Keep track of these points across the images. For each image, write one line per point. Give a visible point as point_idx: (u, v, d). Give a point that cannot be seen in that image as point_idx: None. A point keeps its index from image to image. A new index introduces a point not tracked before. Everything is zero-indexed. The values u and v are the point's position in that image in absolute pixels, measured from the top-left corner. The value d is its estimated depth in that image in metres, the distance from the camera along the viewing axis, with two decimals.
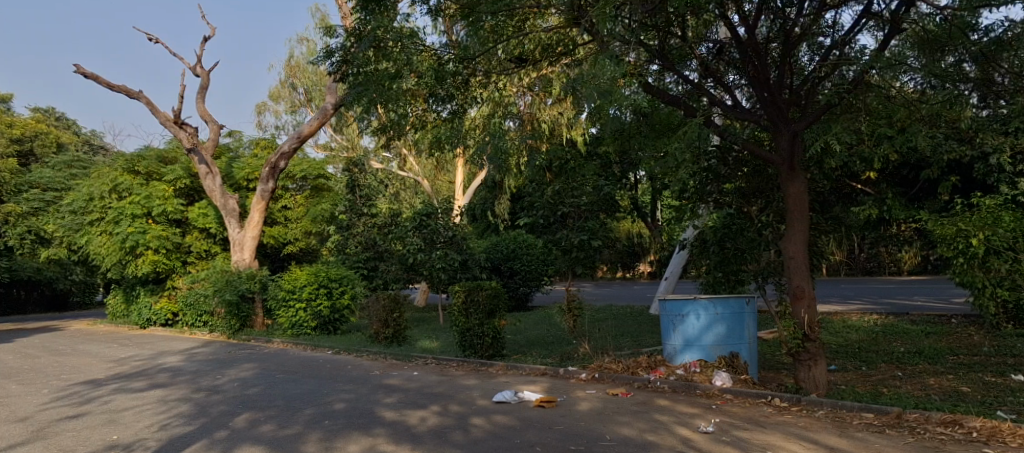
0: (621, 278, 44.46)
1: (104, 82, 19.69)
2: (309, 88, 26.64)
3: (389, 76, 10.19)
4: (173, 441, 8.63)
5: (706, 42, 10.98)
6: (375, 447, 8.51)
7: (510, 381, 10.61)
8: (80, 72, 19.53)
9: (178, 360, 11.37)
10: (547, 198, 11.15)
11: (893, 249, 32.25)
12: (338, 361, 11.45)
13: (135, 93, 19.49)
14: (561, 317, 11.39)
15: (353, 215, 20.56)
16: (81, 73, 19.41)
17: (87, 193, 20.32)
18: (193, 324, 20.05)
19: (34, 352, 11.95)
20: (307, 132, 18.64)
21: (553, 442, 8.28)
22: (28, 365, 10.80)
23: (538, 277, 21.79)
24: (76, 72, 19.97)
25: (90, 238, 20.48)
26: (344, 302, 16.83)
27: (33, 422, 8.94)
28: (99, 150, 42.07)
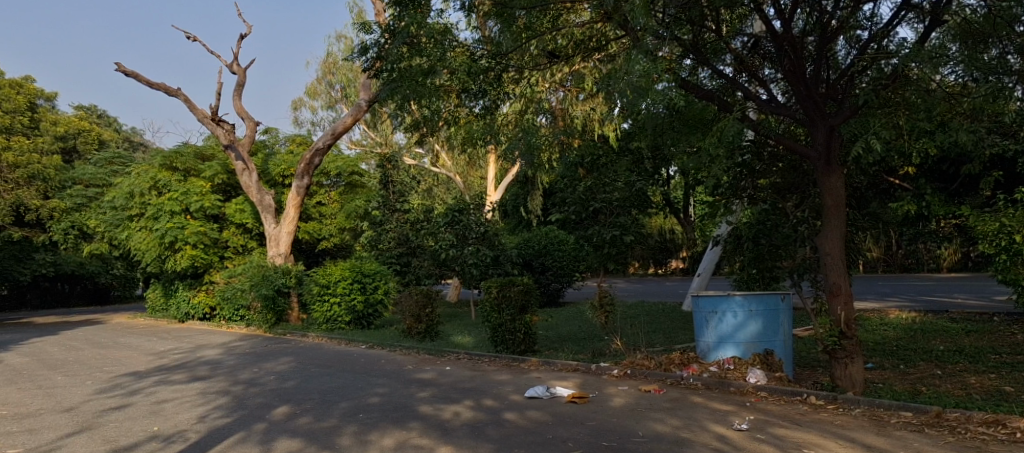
0: (652, 273, 44.14)
1: (144, 79, 20.03)
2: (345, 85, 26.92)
3: (423, 72, 10.26)
4: (212, 435, 8.86)
5: (741, 36, 10.87)
6: (409, 441, 8.62)
7: (542, 377, 10.61)
8: (121, 69, 19.76)
9: (217, 353, 11.54)
10: (578, 193, 11.07)
11: (933, 244, 31.53)
12: (372, 356, 11.54)
13: (174, 91, 19.74)
14: (592, 313, 11.30)
15: (385, 210, 19.55)
16: (122, 69, 19.68)
17: (128, 189, 20.71)
18: (231, 317, 20.36)
19: (77, 345, 12.22)
20: (341, 129, 18.81)
21: (584, 438, 8.31)
22: (73, 358, 11.04)
23: (570, 273, 21.78)
24: (116, 69, 20.21)
25: (131, 234, 20.92)
26: (378, 297, 16.95)
27: (79, 413, 9.23)
28: (138, 147, 42.89)
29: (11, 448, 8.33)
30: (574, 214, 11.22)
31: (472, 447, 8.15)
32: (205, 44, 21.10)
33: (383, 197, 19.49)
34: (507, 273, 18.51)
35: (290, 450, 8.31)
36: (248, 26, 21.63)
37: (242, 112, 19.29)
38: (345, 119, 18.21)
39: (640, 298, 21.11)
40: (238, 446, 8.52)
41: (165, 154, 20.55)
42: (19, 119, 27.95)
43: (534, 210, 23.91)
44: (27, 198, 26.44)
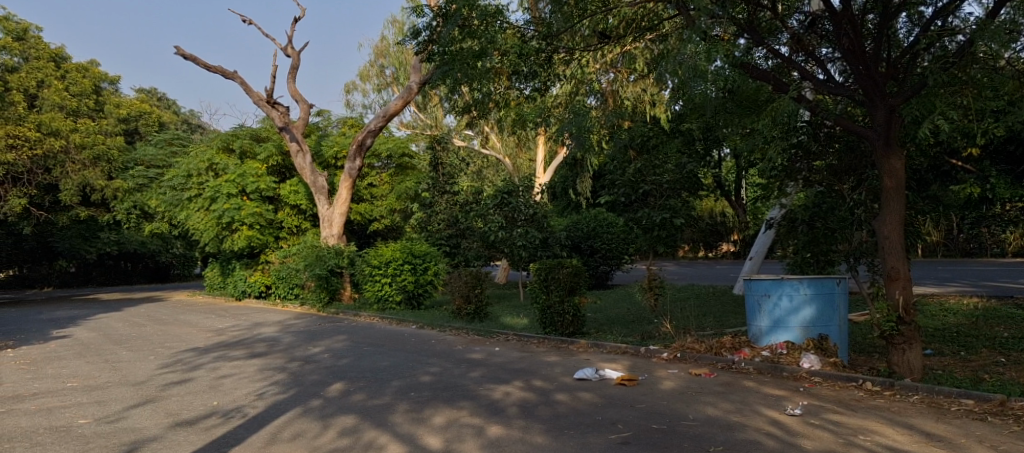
0: (702, 256, 43.73)
1: (201, 63, 20.30)
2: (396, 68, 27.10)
3: (474, 54, 10.27)
4: (268, 411, 9.11)
5: (798, 15, 10.64)
6: (460, 420, 8.72)
7: (591, 359, 10.60)
8: (180, 53, 20.11)
9: (274, 331, 11.80)
10: (628, 175, 10.90)
11: (998, 228, 30.47)
12: (423, 335, 11.66)
13: (231, 74, 20.08)
14: (641, 295, 11.20)
15: (434, 191, 20.04)
16: (181, 54, 20.03)
17: (187, 170, 21.23)
18: (286, 296, 20.63)
19: (141, 321, 12.60)
20: (392, 111, 18.90)
21: (634, 420, 8.30)
22: (136, 333, 11.40)
23: (618, 256, 21.63)
24: (177, 54, 20.52)
25: (189, 215, 21.34)
26: (428, 278, 17.03)
27: (144, 387, 9.58)
28: (196, 128, 43.93)
29: (82, 418, 8.75)
30: (624, 195, 11.07)
31: (522, 427, 8.21)
32: (260, 28, 21.39)
33: (433, 179, 20.00)
34: (556, 255, 18.41)
35: (346, 427, 8.50)
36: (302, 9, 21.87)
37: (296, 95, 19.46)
38: (396, 102, 18.26)
39: (691, 282, 20.88)
40: (294, 421, 8.75)
41: (223, 136, 21.13)
42: (85, 102, 28.19)
43: (583, 192, 23.14)
44: (94, 179, 26.84)
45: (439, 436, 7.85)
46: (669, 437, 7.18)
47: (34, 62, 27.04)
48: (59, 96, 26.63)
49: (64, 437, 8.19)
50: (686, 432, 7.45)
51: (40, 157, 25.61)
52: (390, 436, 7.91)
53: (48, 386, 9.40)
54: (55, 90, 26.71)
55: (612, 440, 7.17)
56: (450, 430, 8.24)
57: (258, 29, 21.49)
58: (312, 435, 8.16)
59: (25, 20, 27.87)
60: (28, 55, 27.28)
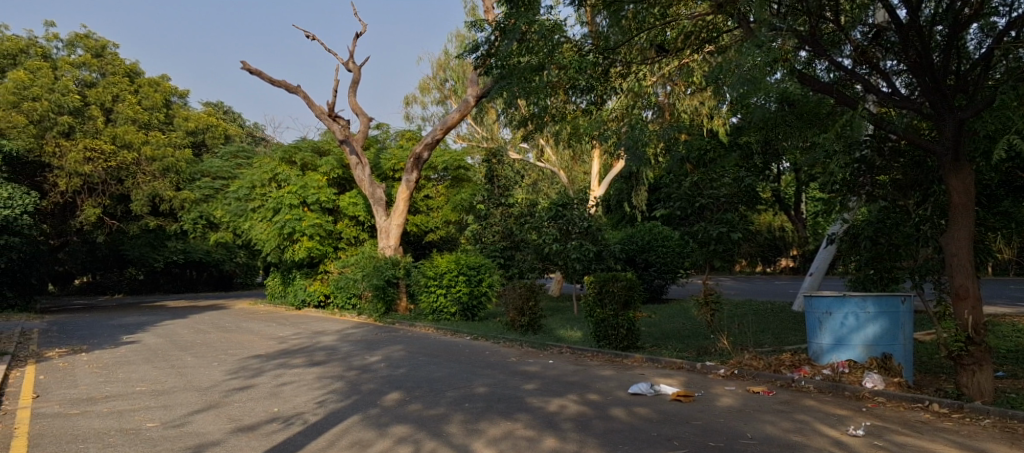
0: (760, 272, 43.25)
1: (266, 77, 20.88)
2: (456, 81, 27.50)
3: (532, 69, 10.43)
4: (327, 418, 9.27)
5: (862, 27, 10.49)
6: (514, 432, 8.74)
7: (646, 374, 10.52)
8: (245, 68, 20.69)
9: (333, 340, 12.00)
10: (684, 189, 10.75)
11: None
12: (478, 347, 11.72)
13: (295, 88, 20.55)
14: (697, 310, 11.05)
15: (490, 203, 20.31)
16: (247, 69, 20.62)
17: (252, 181, 21.82)
18: (343, 306, 20.85)
19: (206, 329, 12.96)
20: (450, 123, 19.05)
21: (691, 437, 8.19)
22: (201, 340, 11.72)
23: (673, 269, 21.44)
24: (244, 68, 21.26)
25: (252, 225, 21.94)
26: (482, 289, 17.09)
27: (209, 393, 9.85)
28: (260, 140, 45.08)
29: (150, 421, 9.03)
30: (679, 209, 10.89)
31: (578, 441, 8.19)
32: (322, 43, 21.86)
33: (488, 191, 20.29)
34: (610, 267, 18.37)
35: (401, 436, 8.58)
36: (364, 24, 22.31)
37: (356, 109, 19.80)
38: (453, 115, 18.41)
39: (746, 297, 20.72)
40: (352, 429, 8.87)
41: (285, 148, 21.60)
42: (156, 115, 29.15)
43: (638, 205, 22.86)
44: (163, 190, 27.67)
45: (494, 448, 7.85)
46: None
47: (110, 77, 28.16)
48: (132, 110, 27.56)
49: (134, 439, 8.46)
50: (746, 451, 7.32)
51: (114, 168, 26.73)
52: (447, 447, 7.95)
53: (119, 390, 9.73)
54: (130, 105, 27.72)
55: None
56: (504, 442, 8.23)
57: (320, 44, 21.96)
58: (369, 443, 8.26)
59: (105, 39, 29.37)
60: (105, 71, 28.52)
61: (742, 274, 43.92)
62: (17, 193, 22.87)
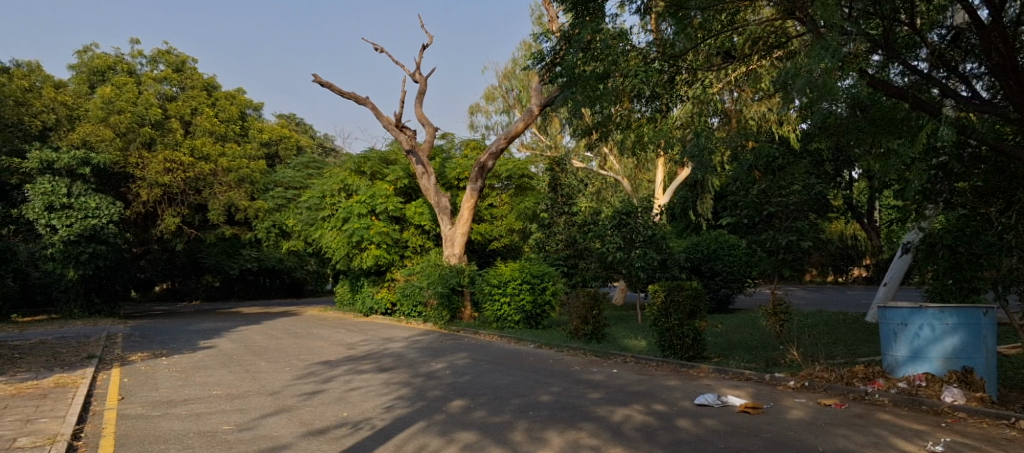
0: (831, 282, 42.23)
1: (336, 89, 21.30)
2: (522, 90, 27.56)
3: (597, 76, 10.42)
4: (395, 424, 9.41)
5: (939, 29, 10.17)
6: (579, 441, 8.70)
7: (713, 385, 10.37)
8: (318, 81, 21.32)
9: (400, 347, 12.18)
10: (751, 196, 10.61)
11: None
12: (542, 355, 11.75)
13: (364, 99, 20.99)
14: (765, 320, 10.89)
15: (552, 212, 19.95)
16: (319, 81, 21.24)
17: (322, 191, 22.53)
18: (410, 313, 21.21)
19: (278, 334, 13.32)
20: (514, 133, 19.01)
21: (760, 450, 7.99)
22: (274, 346, 12.06)
23: (740, 279, 20.96)
24: (313, 81, 21.93)
25: (323, 233, 22.53)
26: (546, 298, 17.09)
27: (280, 397, 10.10)
28: (329, 151, 46.30)
29: (226, 424, 9.31)
30: (746, 217, 10.78)
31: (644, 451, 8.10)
32: (391, 56, 22.36)
33: (551, 200, 19.87)
34: (675, 276, 18.15)
35: (468, 443, 8.64)
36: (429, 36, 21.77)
37: (423, 119, 19.97)
38: (516, 124, 18.40)
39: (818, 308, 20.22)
40: (419, 435, 8.97)
41: (355, 159, 21.91)
42: (231, 127, 30.23)
43: (703, 214, 22.51)
44: (237, 199, 28.32)
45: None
46: None
47: (189, 91, 29.32)
48: (210, 123, 28.51)
49: (211, 442, 8.73)
50: None
51: (192, 179, 27.48)
52: None
53: (196, 393, 10.06)
54: (207, 117, 28.66)
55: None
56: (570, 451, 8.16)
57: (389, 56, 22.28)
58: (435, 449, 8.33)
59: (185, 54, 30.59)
60: (185, 85, 29.65)
61: (812, 285, 42.80)
62: (103, 203, 24.05)
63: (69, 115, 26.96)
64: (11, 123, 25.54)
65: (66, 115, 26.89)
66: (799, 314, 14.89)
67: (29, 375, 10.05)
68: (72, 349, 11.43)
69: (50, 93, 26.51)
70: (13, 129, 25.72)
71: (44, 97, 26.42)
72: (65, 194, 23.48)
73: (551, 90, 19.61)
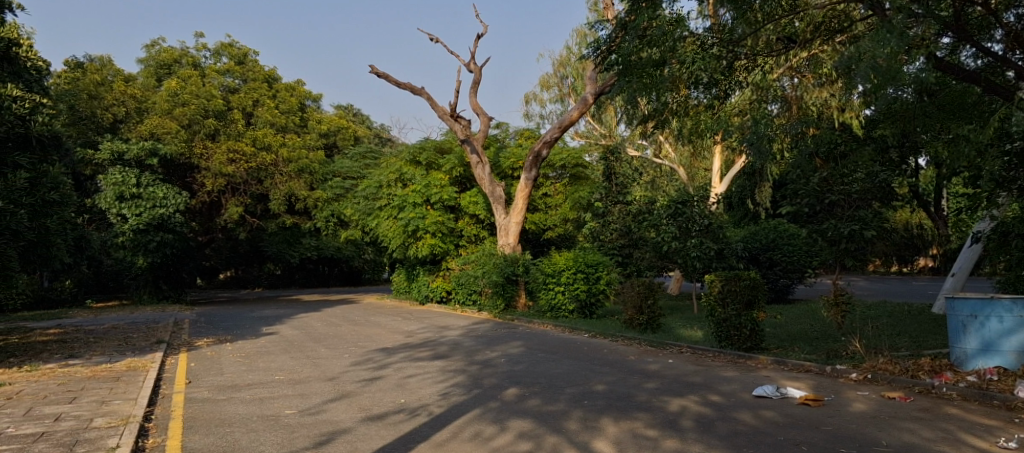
0: (896, 272, 41.03)
1: (393, 80, 21.55)
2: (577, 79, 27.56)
3: (653, 63, 10.40)
4: (451, 410, 9.52)
5: (1015, 9, 9.78)
6: (635, 431, 8.63)
7: (772, 376, 10.20)
8: (375, 72, 21.60)
9: (456, 335, 12.32)
10: (813, 185, 10.36)
11: None
12: (596, 344, 11.74)
13: (418, 89, 21.08)
14: (826, 311, 10.68)
15: (607, 201, 20.05)
16: (376, 71, 21.54)
17: (379, 181, 23.00)
18: (465, 302, 21.32)
19: (337, 321, 13.62)
20: (568, 121, 18.84)
21: (821, 443, 7.69)
22: (333, 333, 12.33)
23: (800, 269, 20.24)
24: (369, 72, 22.14)
25: (379, 222, 22.97)
26: (600, 287, 17.01)
27: (339, 382, 10.31)
28: (385, 141, 46.86)
29: (288, 409, 9.52)
30: (807, 206, 10.54)
31: (700, 441, 7.99)
32: (446, 46, 22.53)
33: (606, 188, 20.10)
34: (732, 266, 17.88)
35: (523, 431, 8.65)
36: (485, 25, 22.13)
37: (479, 109, 20.04)
38: (572, 113, 18.29)
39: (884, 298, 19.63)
40: (475, 422, 9.06)
41: (410, 149, 22.10)
42: (291, 118, 30.64)
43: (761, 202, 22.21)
44: (298, 189, 29.07)
45: (613, 446, 7.68)
46: None
47: (250, 83, 30.28)
48: (271, 114, 29.29)
49: (273, 425, 8.94)
50: None
51: (254, 169, 28.29)
52: (567, 443, 7.95)
53: (260, 378, 10.33)
54: (268, 109, 29.47)
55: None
56: (626, 440, 8.07)
57: (443, 47, 22.54)
58: (490, 436, 8.38)
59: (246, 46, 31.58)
60: (247, 77, 30.72)
61: (877, 275, 41.66)
62: (171, 192, 24.90)
63: (138, 108, 27.38)
64: (87, 116, 26.32)
65: (135, 107, 27.33)
66: (861, 304, 14.55)
67: (103, 358, 10.47)
68: (143, 334, 11.88)
69: (121, 87, 26.99)
70: (87, 122, 26.45)
71: (115, 90, 26.93)
72: (134, 185, 24.20)
73: (607, 79, 19.45)
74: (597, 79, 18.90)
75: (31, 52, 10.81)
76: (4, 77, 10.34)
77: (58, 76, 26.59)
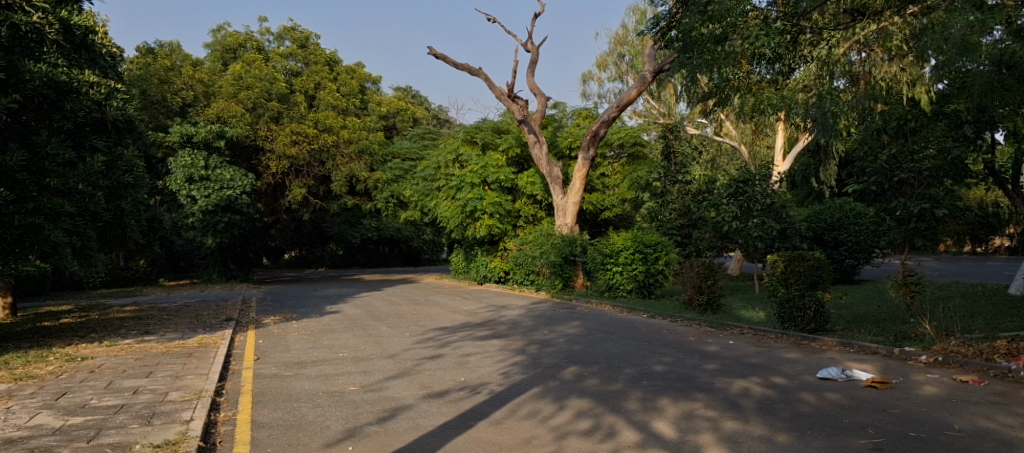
0: (971, 252, 39.65)
1: (450, 60, 21.65)
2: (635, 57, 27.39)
3: (714, 38, 10.25)
4: (511, 388, 9.59)
5: None
6: (695, 411, 8.52)
7: (837, 358, 9.98)
8: (432, 53, 21.75)
9: (515, 315, 12.47)
10: (881, 162, 10.10)
11: None
12: (655, 325, 11.70)
13: (476, 69, 21.10)
14: (894, 291, 10.43)
15: (666, 181, 19.88)
16: (433, 53, 21.75)
17: (437, 162, 23.34)
18: (522, 281, 21.68)
19: (399, 301, 13.93)
20: (627, 100, 18.68)
21: (888, 426, 7.29)
22: (395, 312, 12.65)
23: (867, 249, 19.80)
24: (428, 54, 22.29)
25: (438, 203, 23.38)
26: (659, 267, 16.87)
27: (400, 360, 10.49)
28: (444, 123, 47.18)
29: (350, 385, 9.71)
30: None
31: (761, 421, 7.84)
32: (503, 27, 22.73)
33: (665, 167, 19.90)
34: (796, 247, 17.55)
35: (582, 409, 8.64)
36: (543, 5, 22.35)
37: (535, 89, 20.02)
38: (630, 92, 18.11)
39: (958, 279, 18.96)
40: (534, 400, 9.12)
41: (467, 129, 22.65)
42: (352, 101, 31.41)
43: (826, 180, 21.66)
44: (358, 170, 29.54)
45: (674, 425, 7.60)
46: (932, 447, 6.16)
47: (313, 67, 31.14)
48: (333, 97, 30.00)
49: (339, 401, 9.14)
50: (950, 443, 6.31)
51: (317, 151, 28.95)
52: (625, 421, 7.91)
53: (324, 355, 10.57)
54: (330, 92, 30.19)
55: (863, 444, 6.36)
56: (688, 419, 7.98)
57: (500, 27, 22.83)
58: (549, 414, 8.40)
59: (308, 30, 32.29)
60: (309, 60, 31.50)
61: (951, 256, 40.36)
62: (237, 175, 25.88)
63: (205, 92, 27.99)
64: (157, 100, 26.61)
65: (203, 91, 27.89)
66: (931, 285, 14.16)
67: (176, 335, 10.87)
68: (212, 311, 12.32)
69: (189, 71, 27.48)
70: (157, 106, 26.81)
71: (184, 75, 27.37)
72: (203, 167, 25.04)
73: (668, 56, 19.10)
74: (657, 56, 18.63)
75: (106, 38, 11.29)
76: (82, 65, 10.97)
77: (130, 62, 27.25)
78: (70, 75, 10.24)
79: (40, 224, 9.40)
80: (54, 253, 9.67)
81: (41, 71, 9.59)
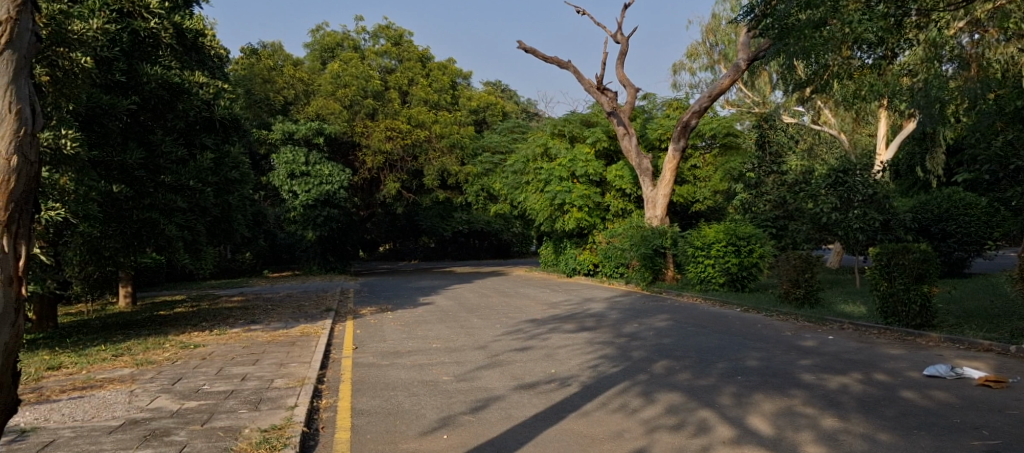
0: None
1: (539, 54, 21.88)
2: (728, 45, 26.81)
3: (812, 25, 9.78)
4: (601, 379, 9.59)
5: None
6: (792, 406, 8.26)
7: (946, 355, 9.48)
8: (521, 47, 21.99)
9: (603, 308, 12.56)
10: (995, 149, 9.52)
11: None
12: (749, 319, 11.50)
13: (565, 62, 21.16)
14: (1012, 285, 9.85)
15: (761, 171, 19.55)
16: (522, 47, 21.94)
17: (526, 156, 23.68)
18: (612, 274, 21.47)
19: (489, 293, 14.19)
20: (720, 90, 18.36)
21: (1005, 428, 6.88)
22: (489, 304, 13.14)
23: (979, 241, 18.72)
24: (520, 48, 22.73)
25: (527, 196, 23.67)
26: (752, 260, 16.51)
27: (490, 351, 10.65)
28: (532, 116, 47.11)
29: (442, 375, 9.87)
30: (989, 173, 9.80)
31: (861, 417, 7.54)
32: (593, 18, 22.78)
33: (759, 158, 19.54)
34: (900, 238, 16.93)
35: (673, 402, 8.53)
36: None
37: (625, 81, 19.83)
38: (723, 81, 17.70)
39: None
40: (625, 392, 9.07)
41: (555, 122, 23.15)
42: (444, 96, 31.83)
43: (933, 169, 20.63)
44: (449, 165, 29.90)
45: (771, 421, 7.41)
46: None
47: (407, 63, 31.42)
48: (425, 92, 30.43)
49: (432, 390, 9.28)
50: None
51: (410, 145, 29.51)
52: (718, 415, 7.77)
53: (417, 346, 10.81)
54: (422, 86, 30.58)
55: (976, 445, 6.06)
56: (785, 415, 7.74)
57: (591, 18, 22.87)
58: (638, 407, 8.32)
59: (401, 28, 32.73)
60: (403, 57, 31.72)
61: None
62: (336, 171, 26.69)
63: (304, 90, 29.29)
64: (262, 99, 28.01)
65: (303, 90, 29.27)
66: None
67: (279, 324, 11.41)
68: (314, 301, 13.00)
69: (290, 71, 28.81)
70: (262, 104, 28.12)
71: (285, 74, 28.71)
72: (303, 163, 26.18)
73: (761, 44, 18.69)
74: (750, 44, 18.26)
75: (214, 40, 11.93)
76: (193, 66, 11.69)
77: (235, 63, 28.66)
78: (183, 76, 10.76)
79: (156, 219, 10.13)
80: (168, 246, 10.61)
81: (157, 73, 10.18)
